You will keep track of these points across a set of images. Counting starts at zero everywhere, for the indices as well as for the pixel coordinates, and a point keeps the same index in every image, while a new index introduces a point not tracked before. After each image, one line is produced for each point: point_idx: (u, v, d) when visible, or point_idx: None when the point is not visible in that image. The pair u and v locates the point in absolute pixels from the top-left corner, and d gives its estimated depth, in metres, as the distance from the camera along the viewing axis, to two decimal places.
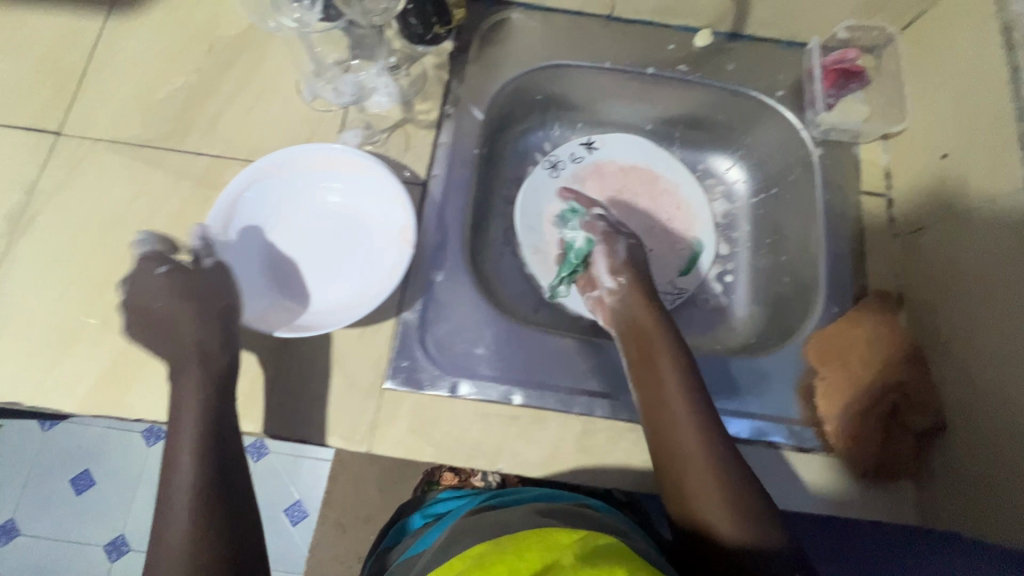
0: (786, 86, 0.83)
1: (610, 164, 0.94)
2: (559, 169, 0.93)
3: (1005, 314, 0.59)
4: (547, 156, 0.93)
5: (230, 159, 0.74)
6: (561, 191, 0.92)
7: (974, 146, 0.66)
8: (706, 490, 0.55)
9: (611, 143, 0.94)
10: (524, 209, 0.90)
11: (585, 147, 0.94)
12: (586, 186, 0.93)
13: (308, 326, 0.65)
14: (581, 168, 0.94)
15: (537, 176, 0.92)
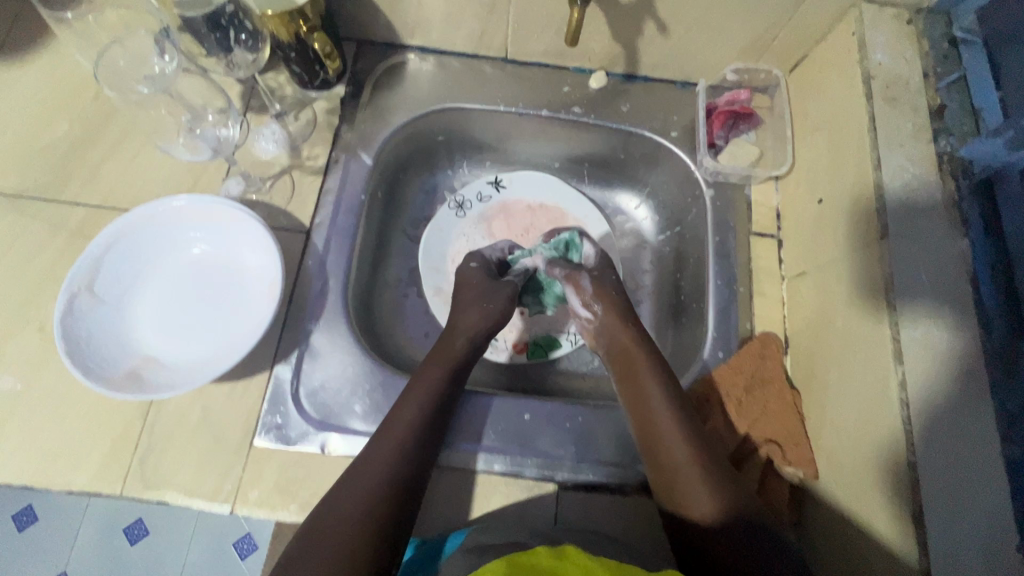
0: (681, 126, 0.83)
1: (518, 202, 0.93)
2: (466, 208, 0.92)
3: (865, 365, 0.59)
4: (453, 196, 0.92)
5: (108, 210, 0.73)
6: (468, 231, 0.92)
7: (844, 192, 0.66)
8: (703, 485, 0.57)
9: (519, 181, 0.94)
10: (427, 249, 0.89)
11: (492, 185, 0.93)
12: (493, 225, 0.93)
13: (170, 384, 0.62)
14: (488, 207, 0.93)
15: (442, 216, 0.91)
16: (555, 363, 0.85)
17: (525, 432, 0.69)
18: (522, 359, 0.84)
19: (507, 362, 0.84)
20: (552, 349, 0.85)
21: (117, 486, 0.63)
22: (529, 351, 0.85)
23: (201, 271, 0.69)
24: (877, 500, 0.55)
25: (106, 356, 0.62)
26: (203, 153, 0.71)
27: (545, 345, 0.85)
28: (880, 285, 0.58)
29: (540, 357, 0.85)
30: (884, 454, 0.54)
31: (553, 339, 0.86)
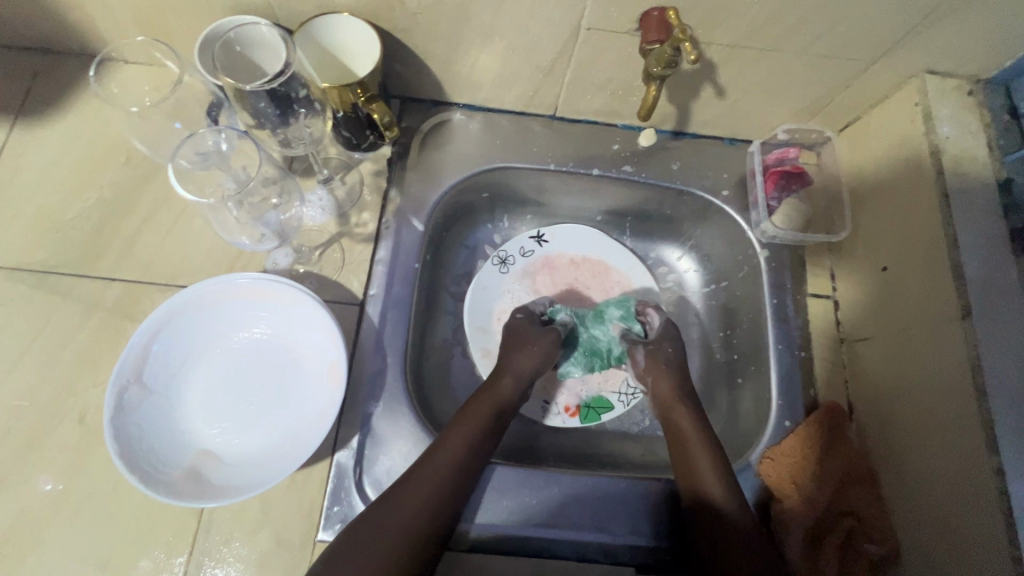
0: (731, 184, 0.83)
1: (561, 257, 0.90)
2: (509, 264, 0.89)
3: (950, 447, 0.58)
4: (496, 251, 0.88)
5: (147, 285, 0.69)
6: (511, 288, 0.88)
7: (913, 263, 0.66)
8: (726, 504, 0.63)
9: (563, 236, 0.91)
10: (472, 309, 0.84)
11: (535, 240, 0.90)
12: (537, 281, 0.89)
13: (231, 483, 0.58)
14: (531, 263, 0.89)
15: (485, 274, 0.87)
16: (607, 425, 0.83)
17: (599, 514, 0.66)
18: (574, 422, 0.82)
19: (560, 425, 0.82)
20: (603, 411, 0.82)
21: None
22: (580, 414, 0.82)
23: (256, 351, 0.65)
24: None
25: (161, 454, 0.58)
26: (265, 240, 0.63)
27: (596, 406, 0.83)
28: (962, 367, 0.58)
29: (592, 420, 0.82)
30: (980, 542, 0.54)
31: (604, 400, 0.83)
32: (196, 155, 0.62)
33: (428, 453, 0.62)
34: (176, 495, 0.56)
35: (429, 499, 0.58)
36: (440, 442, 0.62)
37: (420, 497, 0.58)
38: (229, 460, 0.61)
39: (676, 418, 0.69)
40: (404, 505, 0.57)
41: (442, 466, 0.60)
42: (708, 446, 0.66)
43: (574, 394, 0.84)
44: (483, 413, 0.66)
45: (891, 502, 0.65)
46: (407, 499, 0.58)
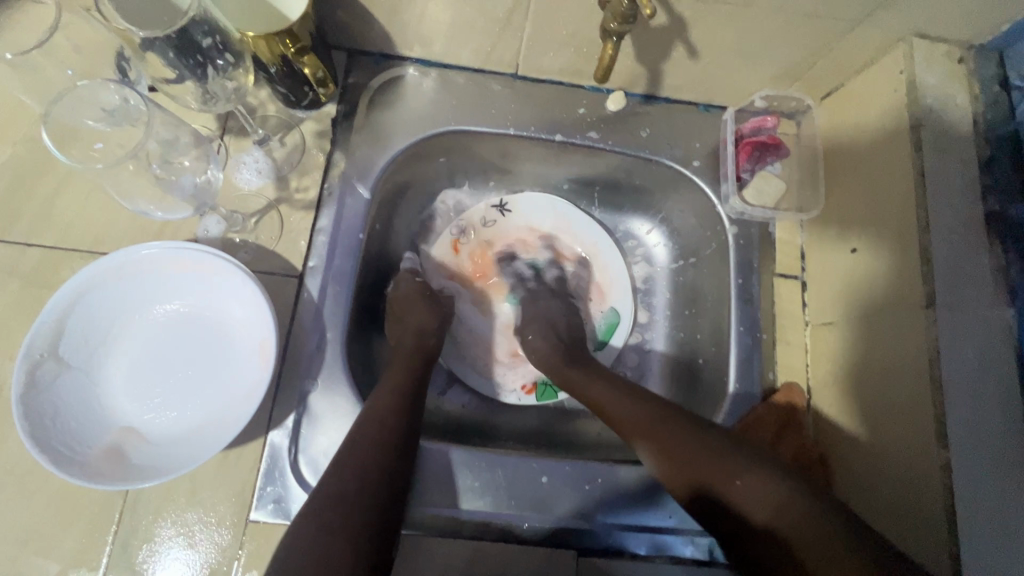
0: (703, 155, 0.78)
1: (524, 228, 0.86)
2: (468, 234, 0.85)
3: (903, 438, 0.56)
4: (455, 221, 0.85)
5: (66, 252, 0.64)
6: (470, 260, 0.85)
7: (882, 246, 0.62)
8: (716, 458, 0.54)
9: (526, 207, 0.87)
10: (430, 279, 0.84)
11: (497, 209, 0.86)
12: (498, 254, 0.86)
13: (154, 464, 0.56)
14: (492, 234, 0.86)
15: (444, 243, 0.85)
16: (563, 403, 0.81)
17: (544, 497, 0.65)
18: (529, 400, 0.80)
19: (514, 402, 0.80)
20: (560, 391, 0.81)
21: (99, 573, 0.57)
22: (536, 391, 0.81)
23: (184, 325, 0.61)
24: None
25: (78, 433, 0.55)
26: (180, 209, 0.59)
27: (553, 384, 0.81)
28: (921, 358, 0.55)
29: (547, 399, 0.80)
30: (922, 534, 0.53)
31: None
32: (100, 113, 0.59)
33: (358, 423, 0.59)
34: (91, 476, 0.53)
35: (368, 455, 0.55)
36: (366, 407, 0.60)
37: (357, 456, 0.54)
38: (153, 439, 0.58)
39: (599, 397, 0.66)
40: (344, 471, 0.53)
41: (372, 424, 0.57)
42: (620, 394, 0.64)
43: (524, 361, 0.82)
44: (397, 372, 0.65)
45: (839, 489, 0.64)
46: (345, 465, 0.54)
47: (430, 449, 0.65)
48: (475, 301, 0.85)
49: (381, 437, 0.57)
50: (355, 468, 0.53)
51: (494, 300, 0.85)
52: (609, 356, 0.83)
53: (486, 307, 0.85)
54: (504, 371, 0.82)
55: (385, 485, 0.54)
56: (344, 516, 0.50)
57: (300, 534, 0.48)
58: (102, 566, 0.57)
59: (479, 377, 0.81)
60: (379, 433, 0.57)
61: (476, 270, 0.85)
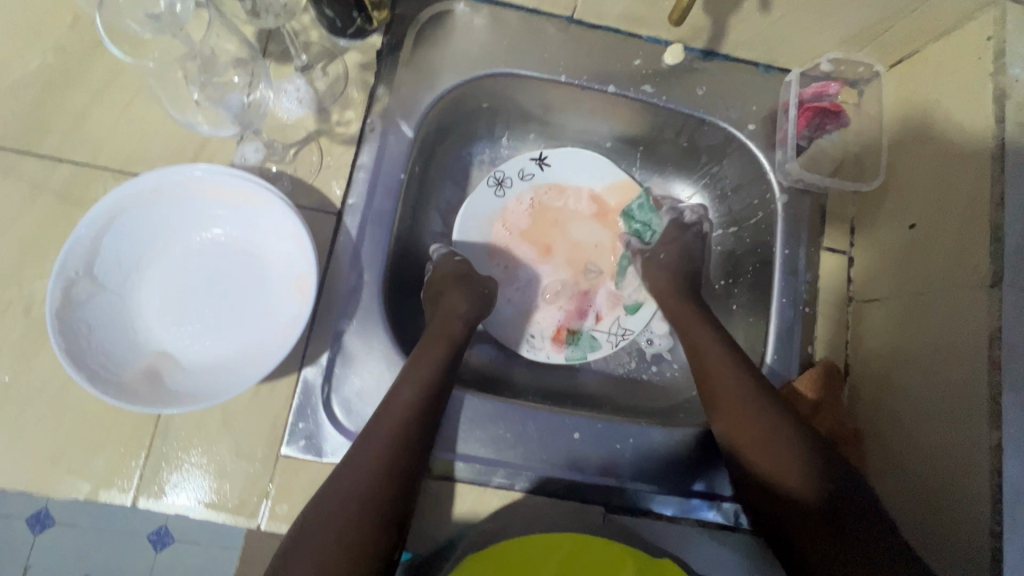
0: (759, 118, 0.74)
1: (563, 185, 0.83)
2: (506, 187, 0.82)
3: (950, 420, 0.56)
4: (493, 171, 0.81)
5: (98, 170, 0.61)
6: (507, 213, 0.82)
7: (946, 223, 0.60)
8: (793, 468, 0.55)
9: (567, 163, 0.83)
10: (466, 228, 0.80)
11: (536, 163, 0.82)
12: (536, 210, 0.83)
13: (189, 391, 0.55)
14: (530, 188, 0.83)
15: (480, 194, 0.81)
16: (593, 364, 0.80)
17: (574, 453, 0.64)
18: (560, 359, 0.78)
19: (546, 359, 0.79)
20: (590, 351, 0.79)
21: (128, 494, 0.56)
22: (568, 349, 0.79)
23: (219, 254, 0.59)
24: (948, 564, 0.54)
25: (113, 355, 0.54)
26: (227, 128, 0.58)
27: (584, 344, 0.79)
28: (979, 340, 0.54)
29: (577, 358, 0.79)
30: (959, 514, 0.53)
31: (595, 340, 0.80)
32: (146, 18, 0.54)
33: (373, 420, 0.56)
34: (128, 397, 0.52)
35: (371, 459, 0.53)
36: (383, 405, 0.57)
37: (361, 458, 0.53)
38: (188, 366, 0.57)
39: (704, 355, 0.66)
40: (350, 475, 0.52)
41: (382, 426, 0.55)
42: (729, 360, 0.64)
43: (558, 317, 0.81)
44: (424, 357, 0.60)
45: (871, 464, 0.65)
46: (349, 468, 0.53)
47: (455, 395, 0.64)
48: (511, 256, 0.82)
49: (386, 442, 0.54)
50: (359, 471, 0.52)
51: (530, 257, 0.83)
52: (642, 322, 0.81)
53: (521, 263, 0.83)
54: (538, 328, 0.80)
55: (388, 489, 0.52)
56: (342, 522, 0.50)
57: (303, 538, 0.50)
58: (132, 489, 0.56)
59: (509, 333, 0.80)
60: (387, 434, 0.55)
61: (514, 222, 0.82)
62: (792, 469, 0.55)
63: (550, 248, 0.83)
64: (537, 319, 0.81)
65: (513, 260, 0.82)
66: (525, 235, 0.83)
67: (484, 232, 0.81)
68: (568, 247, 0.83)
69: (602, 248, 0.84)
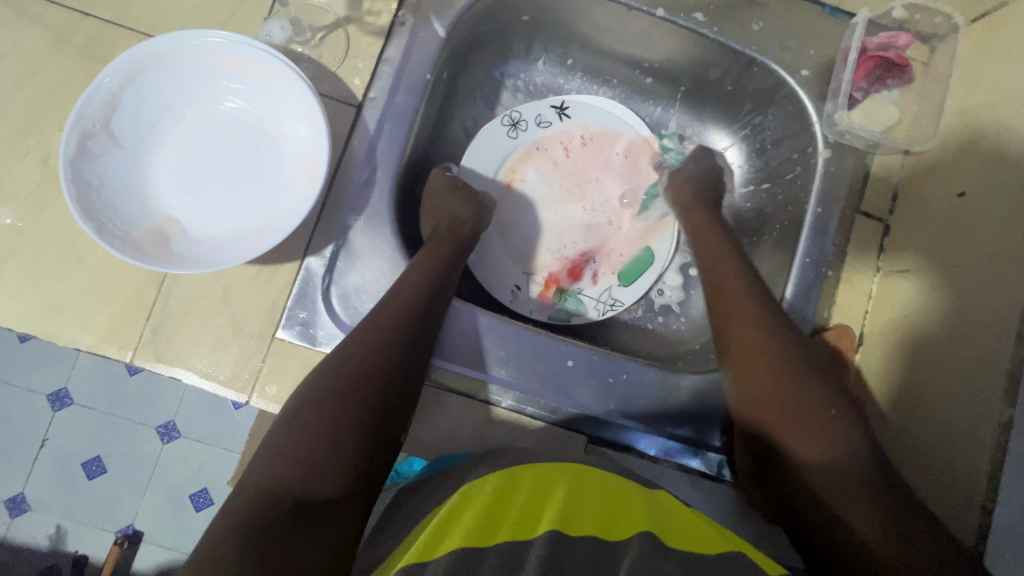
0: (814, 64, 0.69)
1: (580, 139, 0.80)
2: (520, 130, 0.78)
3: (964, 396, 0.53)
4: (510, 110, 0.77)
5: (123, 29, 0.60)
6: (518, 157, 0.78)
7: (998, 192, 0.56)
8: (820, 407, 0.54)
9: (587, 118, 0.80)
10: (473, 163, 0.76)
11: (556, 111, 0.79)
12: (548, 160, 0.79)
13: (192, 257, 0.55)
14: (543, 137, 0.79)
15: (492, 129, 0.77)
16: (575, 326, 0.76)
17: (566, 381, 0.63)
18: (541, 315, 0.75)
19: (527, 314, 0.75)
20: (574, 313, 0.76)
21: (127, 352, 0.58)
22: (552, 308, 0.76)
23: (233, 129, 0.58)
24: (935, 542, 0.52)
25: (122, 213, 0.54)
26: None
27: (570, 305, 0.76)
28: (1011, 314, 0.50)
29: (559, 318, 0.75)
30: (961, 492, 0.51)
31: (581, 305, 0.76)
32: None
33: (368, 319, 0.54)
34: (133, 254, 0.53)
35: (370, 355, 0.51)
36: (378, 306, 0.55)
37: (359, 354, 0.51)
38: (193, 235, 0.57)
39: (726, 280, 0.62)
40: (347, 370, 0.50)
41: (387, 314, 0.54)
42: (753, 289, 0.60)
43: (550, 270, 0.78)
44: (419, 262, 0.58)
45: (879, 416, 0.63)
46: (345, 362, 0.51)
47: (456, 307, 0.63)
48: (515, 200, 0.78)
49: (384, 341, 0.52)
50: (358, 366, 0.51)
51: (536, 204, 0.79)
52: (635, 295, 0.77)
53: (526, 208, 0.79)
54: (526, 280, 0.77)
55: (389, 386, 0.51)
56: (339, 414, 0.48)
57: (295, 428, 0.47)
58: (131, 348, 0.58)
59: (500, 276, 0.76)
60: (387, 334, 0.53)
61: (523, 168, 0.79)
62: (814, 408, 0.54)
63: (558, 199, 0.79)
64: (529, 270, 0.77)
65: (517, 204, 0.78)
66: (534, 183, 0.79)
67: (491, 171, 0.77)
68: (576, 205, 0.80)
69: (611, 207, 0.80)
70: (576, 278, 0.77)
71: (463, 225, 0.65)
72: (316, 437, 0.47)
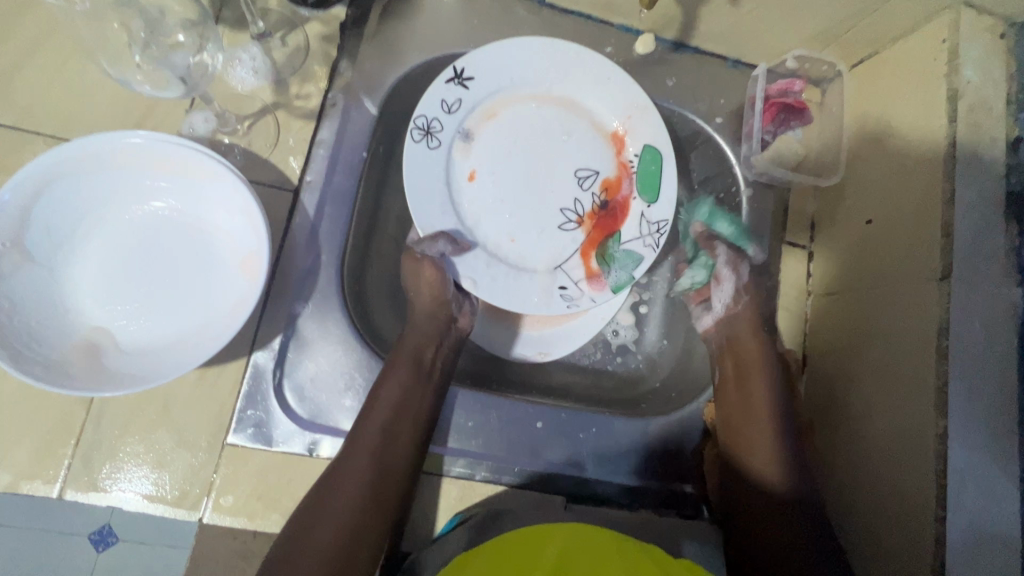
0: (726, 112, 0.75)
1: (504, 97, 0.67)
2: (437, 133, 0.64)
3: (901, 406, 0.57)
4: (413, 119, 0.63)
5: (28, 135, 0.57)
6: (455, 155, 0.66)
7: (901, 220, 0.62)
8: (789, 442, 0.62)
9: (489, 73, 0.66)
10: (419, 199, 0.63)
11: (454, 83, 0.64)
12: (492, 128, 0.67)
13: (126, 372, 0.50)
14: (465, 120, 0.66)
15: (412, 159, 0.62)
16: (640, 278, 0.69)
17: (536, 442, 0.63)
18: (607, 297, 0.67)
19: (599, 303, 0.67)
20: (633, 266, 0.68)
21: (55, 486, 0.52)
22: (609, 280, 0.67)
23: (162, 230, 0.55)
24: (892, 559, 0.55)
25: (40, 333, 0.49)
26: (171, 88, 0.51)
27: (624, 264, 0.68)
28: (931, 325, 0.55)
29: (625, 282, 0.67)
30: (916, 494, 0.54)
31: (633, 253, 0.68)
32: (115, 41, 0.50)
33: (346, 447, 0.54)
34: (58, 378, 0.48)
35: (364, 485, 0.52)
36: (356, 433, 0.54)
37: (357, 483, 0.51)
38: (127, 347, 0.52)
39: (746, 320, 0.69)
40: (326, 518, 0.49)
41: (379, 416, 0.55)
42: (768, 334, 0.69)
43: (580, 247, 0.69)
44: (399, 382, 0.57)
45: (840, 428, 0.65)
46: (339, 487, 0.51)
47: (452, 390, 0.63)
48: (487, 212, 0.67)
49: (370, 476, 0.52)
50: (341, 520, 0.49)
51: (513, 194, 0.67)
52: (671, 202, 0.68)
53: (507, 215, 0.67)
54: (562, 276, 0.68)
55: (384, 516, 0.52)
56: (335, 550, 0.47)
57: (289, 555, 0.47)
58: (60, 478, 0.52)
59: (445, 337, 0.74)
60: (381, 462, 0.53)
61: (473, 168, 0.66)
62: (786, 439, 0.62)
63: (524, 169, 0.68)
64: (558, 266, 0.68)
65: (492, 214, 0.67)
66: (495, 169, 0.67)
67: (445, 201, 0.65)
68: (552, 158, 0.68)
69: (588, 138, 0.70)
70: (609, 229, 0.69)
71: (439, 317, 0.63)
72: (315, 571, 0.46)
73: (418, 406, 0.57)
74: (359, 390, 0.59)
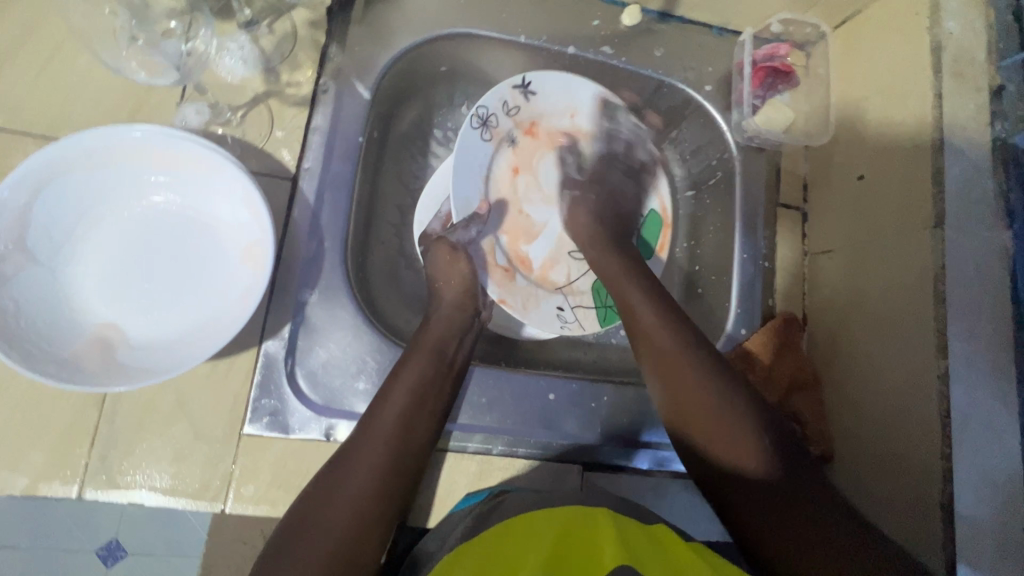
0: (715, 80, 0.76)
1: (556, 112, 0.72)
2: (490, 127, 0.69)
3: (902, 353, 0.59)
4: (475, 108, 0.68)
5: (19, 135, 0.56)
6: (503, 155, 0.71)
7: (891, 174, 0.63)
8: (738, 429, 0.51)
9: (552, 87, 0.71)
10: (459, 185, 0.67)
11: (519, 91, 0.70)
12: (535, 138, 0.72)
13: (138, 367, 0.50)
14: (515, 127, 0.71)
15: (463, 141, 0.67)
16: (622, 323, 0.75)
17: (551, 414, 0.64)
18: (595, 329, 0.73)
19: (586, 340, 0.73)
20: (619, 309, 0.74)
21: (74, 485, 0.52)
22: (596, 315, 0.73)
23: (162, 224, 0.55)
24: (901, 503, 0.57)
25: (49, 334, 0.49)
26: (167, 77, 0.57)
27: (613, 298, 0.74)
28: (927, 272, 0.57)
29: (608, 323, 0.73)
30: (922, 436, 0.55)
31: None
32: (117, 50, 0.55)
33: (362, 429, 0.52)
34: (70, 376, 0.48)
35: (377, 471, 0.49)
36: (372, 416, 0.53)
37: (371, 467, 0.49)
38: (137, 344, 0.52)
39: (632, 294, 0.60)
40: (337, 500, 0.47)
41: (396, 399, 0.54)
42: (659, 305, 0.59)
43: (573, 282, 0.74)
44: (420, 366, 0.56)
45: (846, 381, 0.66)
46: (350, 469, 0.49)
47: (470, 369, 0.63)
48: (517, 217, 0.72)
49: (384, 459, 0.50)
50: (348, 505, 0.47)
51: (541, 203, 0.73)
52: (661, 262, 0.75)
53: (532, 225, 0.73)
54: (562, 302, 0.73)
55: (393, 507, 0.49)
56: (343, 532, 0.46)
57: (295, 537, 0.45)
58: (79, 477, 0.52)
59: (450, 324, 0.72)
60: (398, 448, 0.51)
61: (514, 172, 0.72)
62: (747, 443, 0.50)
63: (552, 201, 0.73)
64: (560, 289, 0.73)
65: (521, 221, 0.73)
66: (529, 177, 0.73)
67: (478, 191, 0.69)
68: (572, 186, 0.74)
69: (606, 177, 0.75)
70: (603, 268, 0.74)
71: (464, 305, 0.63)
72: (314, 558, 0.43)
73: (437, 393, 0.56)
74: (372, 374, 0.59)
